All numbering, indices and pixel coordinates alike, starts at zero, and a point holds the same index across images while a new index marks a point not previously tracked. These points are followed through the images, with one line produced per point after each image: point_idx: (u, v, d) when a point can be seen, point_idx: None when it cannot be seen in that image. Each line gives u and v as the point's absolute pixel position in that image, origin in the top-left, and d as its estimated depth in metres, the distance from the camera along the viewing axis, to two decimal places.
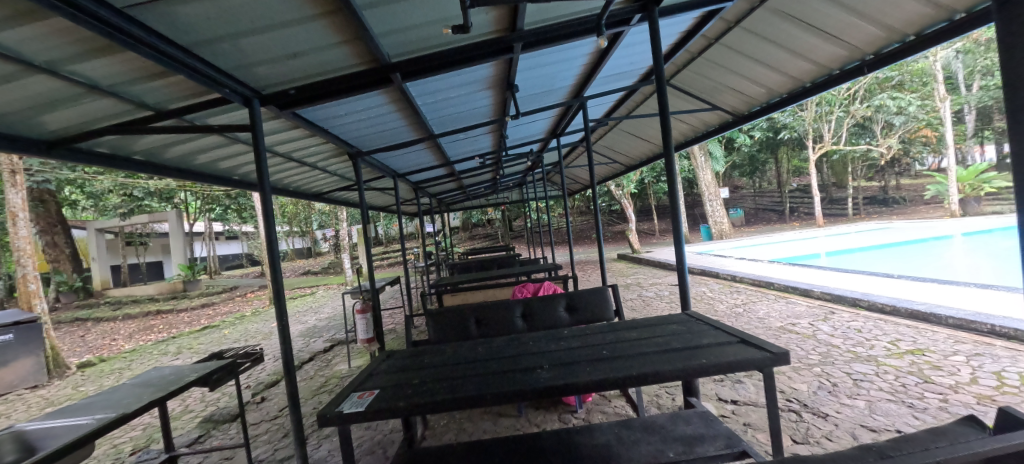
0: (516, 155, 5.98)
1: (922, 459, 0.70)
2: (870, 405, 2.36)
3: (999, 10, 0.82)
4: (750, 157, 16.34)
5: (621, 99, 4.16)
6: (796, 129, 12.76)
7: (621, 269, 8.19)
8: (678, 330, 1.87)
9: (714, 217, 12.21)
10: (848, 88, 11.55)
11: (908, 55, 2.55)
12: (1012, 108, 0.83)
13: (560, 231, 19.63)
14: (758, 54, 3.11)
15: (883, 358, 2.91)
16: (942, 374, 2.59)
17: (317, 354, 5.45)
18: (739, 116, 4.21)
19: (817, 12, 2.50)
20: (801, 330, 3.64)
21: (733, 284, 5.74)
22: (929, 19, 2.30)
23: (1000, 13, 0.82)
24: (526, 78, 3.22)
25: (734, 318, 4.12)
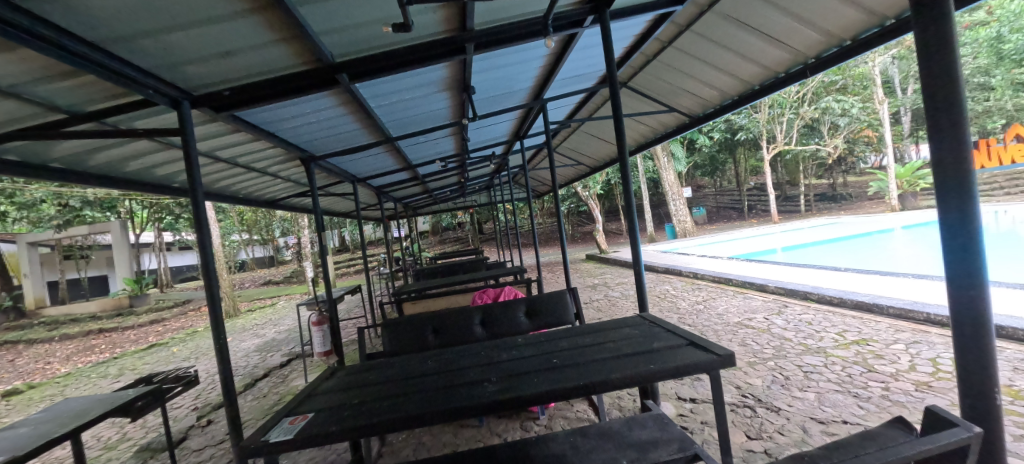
0: (480, 158, 5.88)
1: None
2: (820, 397, 2.43)
3: (917, 17, 0.94)
4: (710, 158, 16.88)
5: (581, 101, 4.16)
6: (751, 130, 13.27)
7: (588, 270, 8.26)
8: (632, 334, 1.85)
9: (677, 216, 12.49)
10: (798, 90, 12.12)
11: (846, 58, 2.66)
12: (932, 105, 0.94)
13: (531, 234, 19.62)
14: (711, 58, 3.18)
15: (831, 349, 3.03)
16: (885, 363, 2.72)
17: (272, 370, 5.16)
18: (694, 118, 4.30)
19: (761, 17, 2.58)
20: (757, 325, 3.74)
21: (695, 282, 5.88)
22: (863, 24, 2.41)
23: (917, 20, 0.94)
24: (482, 80, 3.15)
25: (695, 316, 4.19)
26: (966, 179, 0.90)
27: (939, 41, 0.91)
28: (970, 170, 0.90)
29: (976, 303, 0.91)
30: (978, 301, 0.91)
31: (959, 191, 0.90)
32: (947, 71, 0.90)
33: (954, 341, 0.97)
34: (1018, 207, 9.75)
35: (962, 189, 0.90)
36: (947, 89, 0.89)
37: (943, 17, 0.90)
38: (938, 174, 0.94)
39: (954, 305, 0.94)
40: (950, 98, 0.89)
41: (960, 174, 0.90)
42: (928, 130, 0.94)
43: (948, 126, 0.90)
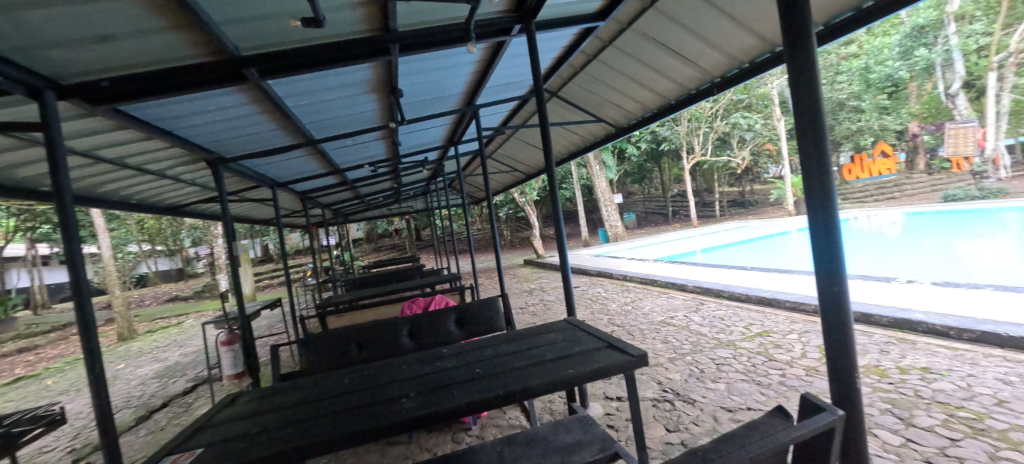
0: (414, 163, 5.72)
1: None
2: (729, 387, 2.65)
3: (786, 38, 1.00)
4: (639, 166, 18.04)
5: (514, 109, 4.20)
6: (674, 141, 14.38)
7: (526, 275, 8.38)
8: (555, 339, 1.87)
9: (610, 221, 13.14)
10: (711, 107, 13.39)
11: (745, 79, 2.96)
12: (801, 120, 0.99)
13: (471, 240, 19.49)
14: (632, 72, 3.37)
15: (739, 342, 3.34)
16: (781, 352, 3.05)
17: (173, 398, 4.53)
18: (620, 128, 4.55)
19: (673, 37, 2.78)
20: (677, 323, 4.02)
21: (625, 284, 6.20)
22: (758, 49, 2.70)
23: (787, 41, 1.00)
24: (410, 83, 3.05)
25: (624, 317, 4.41)
26: (826, 186, 0.97)
27: (802, 58, 0.97)
28: (828, 177, 0.98)
29: (836, 297, 0.99)
30: (841, 294, 0.99)
31: (820, 197, 0.98)
32: (808, 86, 0.96)
33: (823, 331, 1.06)
34: (882, 212, 11.59)
35: (823, 195, 0.98)
36: (808, 103, 0.96)
37: (805, 36, 0.96)
38: (805, 181, 1.01)
39: (821, 299, 1.02)
40: (811, 111, 0.96)
41: (822, 180, 0.98)
42: (797, 140, 1.01)
43: (810, 137, 0.97)
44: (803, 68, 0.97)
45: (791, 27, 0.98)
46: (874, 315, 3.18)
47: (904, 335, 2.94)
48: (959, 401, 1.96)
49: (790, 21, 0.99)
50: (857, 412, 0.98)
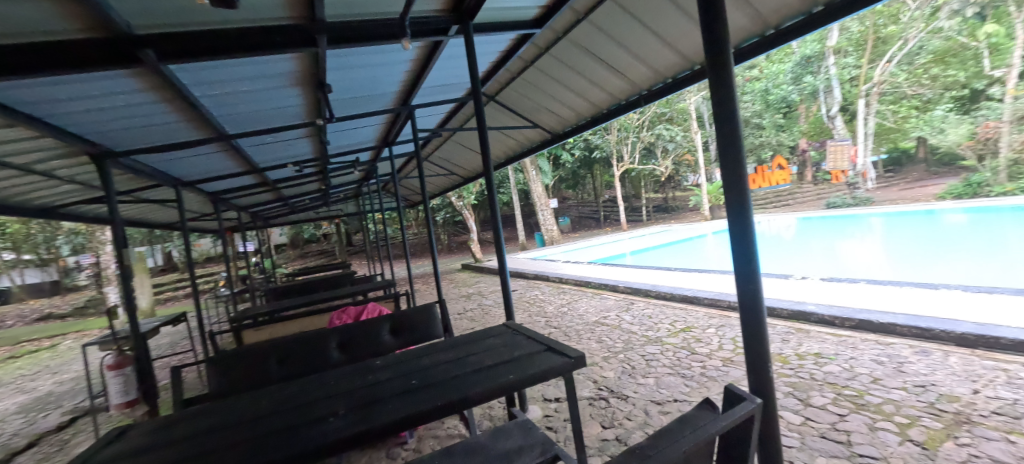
0: (345, 163, 5.38)
1: (667, 454, 0.74)
2: (658, 381, 2.82)
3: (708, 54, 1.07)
4: (573, 172, 18.74)
5: (451, 111, 4.12)
6: (605, 149, 15.13)
7: (464, 280, 8.28)
8: (494, 344, 1.85)
9: (546, 225, 13.44)
10: (638, 118, 14.33)
11: (668, 92, 3.20)
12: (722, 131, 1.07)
13: (408, 244, 18.83)
14: (567, 81, 3.48)
15: (665, 338, 3.58)
16: (702, 345, 3.33)
17: (37, 438, 3.75)
18: (556, 135, 4.67)
19: (606, 49, 2.91)
20: (610, 322, 4.21)
21: (561, 286, 6.38)
22: (679, 66, 2.93)
23: (709, 57, 1.07)
24: (340, 79, 2.85)
25: (560, 318, 4.52)
26: (741, 190, 1.07)
27: (720, 74, 1.06)
28: (744, 182, 1.07)
29: (751, 290, 1.09)
30: (755, 287, 1.10)
31: (737, 202, 1.08)
32: (725, 99, 1.05)
33: (741, 323, 1.15)
34: (778, 217, 13.22)
35: (739, 198, 1.07)
36: (727, 114, 1.05)
37: (723, 54, 1.05)
38: (724, 185, 1.10)
39: (739, 293, 1.11)
40: (729, 121, 1.05)
41: (738, 185, 1.07)
42: (718, 149, 1.09)
43: (728, 146, 1.06)
44: (721, 84, 1.05)
45: (711, 44, 1.06)
46: (778, 308, 3.59)
47: (800, 325, 3.36)
48: (845, 381, 2.25)
49: (710, 40, 1.07)
50: (768, 391, 1.09)
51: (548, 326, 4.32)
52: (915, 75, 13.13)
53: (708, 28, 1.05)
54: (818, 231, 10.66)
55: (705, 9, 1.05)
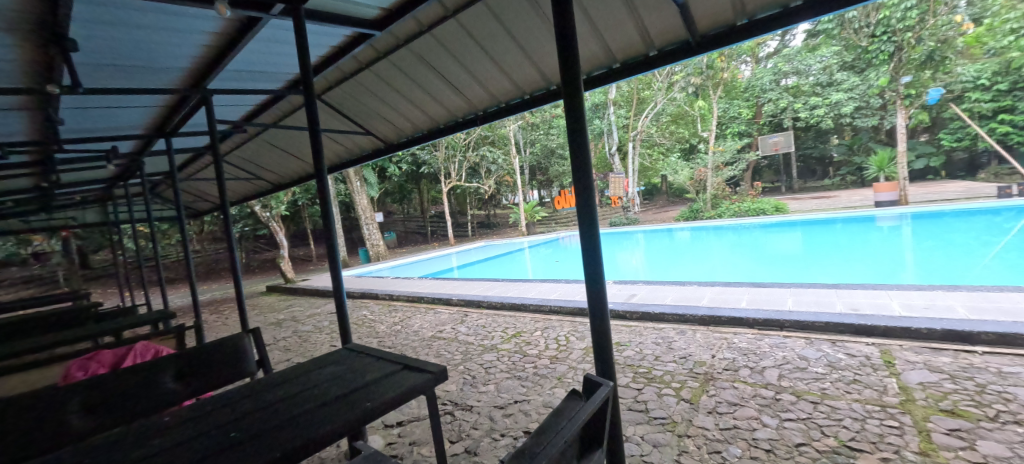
0: (84, 153, 3.69)
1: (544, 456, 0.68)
2: (498, 386, 2.87)
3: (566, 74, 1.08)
4: (399, 186, 17.80)
5: (262, 105, 3.36)
6: (433, 165, 15.02)
7: (269, 305, 6.76)
8: (338, 370, 1.57)
9: (371, 240, 12.08)
10: (464, 138, 14.75)
11: (501, 116, 3.31)
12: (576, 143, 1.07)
13: (179, 265, 14.17)
14: (403, 87, 3.24)
15: (500, 345, 3.63)
16: (532, 347, 3.52)
17: None
18: (389, 146, 4.29)
19: (444, 61, 2.84)
20: (447, 336, 4.02)
21: (392, 304, 5.65)
22: (511, 93, 3.09)
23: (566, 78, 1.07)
24: (97, 36, 1.96)
25: (393, 335, 4.08)
26: (590, 205, 1.08)
27: (573, 96, 1.08)
28: (593, 196, 1.08)
29: (600, 299, 1.06)
30: (602, 292, 1.06)
31: (585, 213, 1.07)
32: (576, 120, 1.07)
33: (590, 326, 1.08)
34: None
35: (588, 212, 1.08)
36: (578, 134, 1.06)
37: (574, 78, 1.07)
38: (576, 200, 1.09)
39: (588, 294, 1.05)
40: (580, 138, 1.06)
41: (587, 200, 1.07)
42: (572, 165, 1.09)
43: (580, 164, 1.08)
44: (575, 105, 1.07)
45: (566, 65, 1.07)
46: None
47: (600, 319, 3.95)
48: (639, 361, 2.30)
49: (565, 60, 1.08)
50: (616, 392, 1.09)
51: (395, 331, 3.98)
52: (661, 128, 15.59)
53: (563, 49, 1.06)
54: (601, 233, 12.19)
55: (560, 30, 1.06)
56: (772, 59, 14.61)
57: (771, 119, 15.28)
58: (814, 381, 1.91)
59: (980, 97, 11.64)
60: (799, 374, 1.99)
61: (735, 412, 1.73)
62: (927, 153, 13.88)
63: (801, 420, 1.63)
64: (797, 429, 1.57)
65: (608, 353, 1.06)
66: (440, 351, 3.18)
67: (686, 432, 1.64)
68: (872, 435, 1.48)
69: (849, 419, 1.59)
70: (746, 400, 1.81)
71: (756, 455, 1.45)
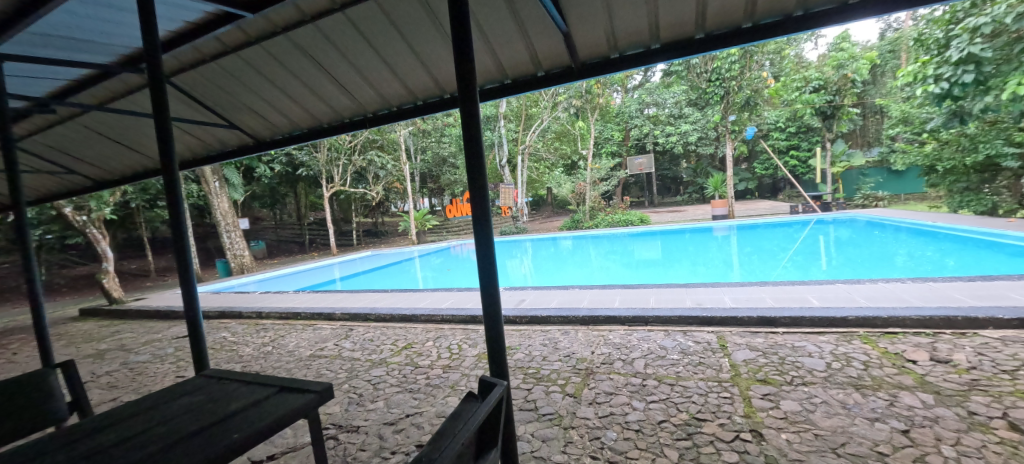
0: None
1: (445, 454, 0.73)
2: (387, 402, 2.31)
3: (463, 85, 1.11)
4: (270, 188, 15.46)
5: (86, 81, 2.67)
6: (312, 168, 13.42)
7: (76, 334, 5.16)
8: (192, 403, 1.29)
9: (231, 250, 9.85)
10: (350, 140, 13.51)
11: (393, 120, 3.05)
12: (472, 157, 1.11)
13: None
14: (277, 80, 2.78)
15: (389, 358, 2.94)
16: (425, 357, 2.91)
17: None
18: (260, 143, 3.66)
19: (327, 57, 2.50)
20: (328, 352, 3.19)
21: (259, 323, 4.49)
22: (403, 98, 2.86)
23: (462, 89, 1.10)
24: None
25: (261, 360, 3.19)
26: (485, 216, 1.13)
27: (470, 108, 1.12)
28: (487, 208, 1.13)
29: (495, 310, 1.12)
30: (497, 302, 1.13)
31: (480, 222, 1.13)
32: (473, 129, 1.10)
33: (484, 333, 1.14)
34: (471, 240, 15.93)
35: (483, 224, 1.13)
36: (475, 146, 1.10)
37: (472, 91, 1.11)
38: (472, 211, 1.13)
39: (483, 301, 1.11)
40: (476, 150, 1.10)
41: (483, 210, 1.12)
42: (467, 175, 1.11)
43: (476, 175, 1.10)
44: (469, 116, 1.10)
45: (463, 79, 1.10)
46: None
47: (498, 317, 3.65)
48: (529, 363, 2.42)
49: (462, 73, 1.11)
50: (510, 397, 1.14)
51: (264, 353, 3.38)
52: (546, 145, 16.77)
53: (461, 62, 1.09)
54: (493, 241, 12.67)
55: (458, 43, 1.09)
56: (637, 91, 16.92)
57: (636, 142, 17.73)
58: (671, 366, 2.17)
59: (778, 136, 15.25)
60: (662, 361, 2.23)
61: (611, 400, 1.90)
62: (745, 178, 17.56)
63: (662, 401, 1.85)
64: (659, 409, 1.78)
65: (501, 359, 1.12)
66: (321, 370, 2.83)
67: (571, 424, 1.76)
68: (712, 407, 1.75)
69: (697, 395, 1.86)
70: (620, 389, 1.99)
71: (629, 437, 1.62)
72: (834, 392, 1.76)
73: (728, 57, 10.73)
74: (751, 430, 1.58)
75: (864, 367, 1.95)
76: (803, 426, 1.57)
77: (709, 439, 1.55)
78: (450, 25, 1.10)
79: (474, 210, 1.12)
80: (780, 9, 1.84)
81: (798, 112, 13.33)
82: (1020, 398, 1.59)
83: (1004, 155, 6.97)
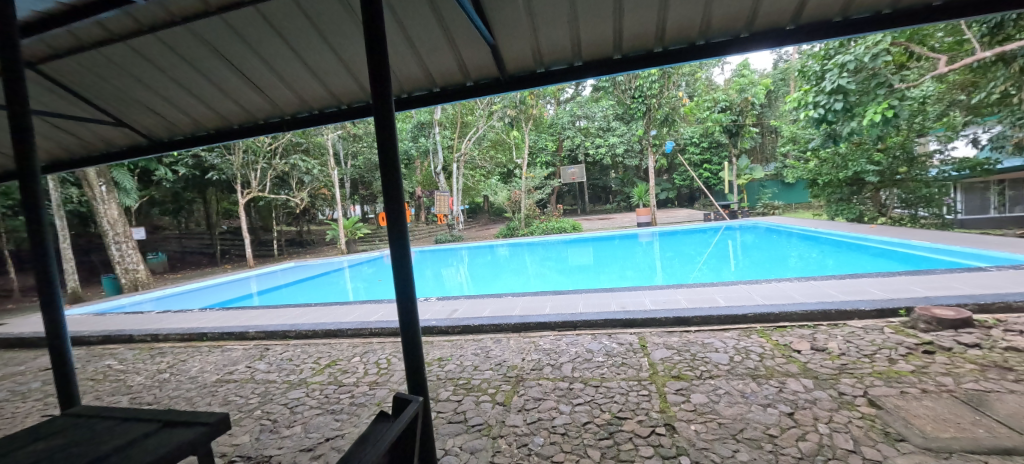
0: None
1: None
2: (306, 426, 2.11)
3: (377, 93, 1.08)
4: (173, 193, 13.64)
5: None
6: (225, 172, 12.02)
7: None
8: (41, 451, 1.05)
9: (122, 264, 8.58)
10: (270, 143, 12.33)
11: (313, 124, 2.87)
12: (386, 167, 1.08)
13: None
14: (176, 75, 2.47)
15: (310, 378, 2.72)
16: (349, 374, 2.73)
17: None
18: (156, 143, 3.21)
19: (237, 54, 2.28)
20: (238, 376, 2.87)
21: (153, 347, 3.91)
22: (325, 101, 2.71)
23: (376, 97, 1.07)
24: None
25: (153, 390, 2.76)
26: (401, 226, 1.11)
27: (385, 117, 1.08)
28: (403, 217, 1.11)
29: (411, 321, 1.08)
30: (413, 312, 1.10)
31: (396, 234, 1.10)
32: (389, 138, 1.07)
33: (401, 349, 1.10)
34: None
35: (399, 233, 1.10)
36: (388, 155, 1.06)
37: (387, 100, 1.08)
38: (386, 221, 1.10)
39: (399, 315, 1.07)
40: (391, 159, 1.07)
41: (398, 220, 1.09)
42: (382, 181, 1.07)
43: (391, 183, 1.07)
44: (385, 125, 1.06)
45: (378, 86, 1.07)
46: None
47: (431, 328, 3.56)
48: (460, 373, 2.38)
49: (377, 82, 1.08)
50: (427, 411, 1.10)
51: (160, 381, 2.94)
52: (482, 153, 16.77)
53: (376, 70, 1.06)
54: (428, 250, 12.42)
55: (371, 52, 1.07)
56: (568, 104, 17.65)
57: (569, 153, 18.45)
58: (596, 368, 2.27)
59: (693, 150, 16.77)
60: (588, 364, 2.32)
61: (539, 406, 1.93)
62: (666, 188, 19.06)
63: (587, 403, 1.92)
64: (584, 411, 1.85)
65: (420, 373, 1.09)
66: (228, 396, 2.53)
67: (499, 432, 1.76)
68: (632, 405, 1.85)
69: (618, 394, 1.96)
70: (548, 394, 2.03)
71: (555, 441, 1.66)
72: (735, 383, 1.95)
73: (649, 77, 11.63)
74: (665, 424, 1.69)
75: (759, 358, 2.19)
76: (709, 416, 1.72)
77: (628, 436, 1.63)
78: (365, 31, 1.07)
79: (388, 221, 1.08)
80: (686, 38, 2.03)
81: (710, 129, 14.75)
82: (876, 378, 1.89)
83: (866, 171, 8.27)
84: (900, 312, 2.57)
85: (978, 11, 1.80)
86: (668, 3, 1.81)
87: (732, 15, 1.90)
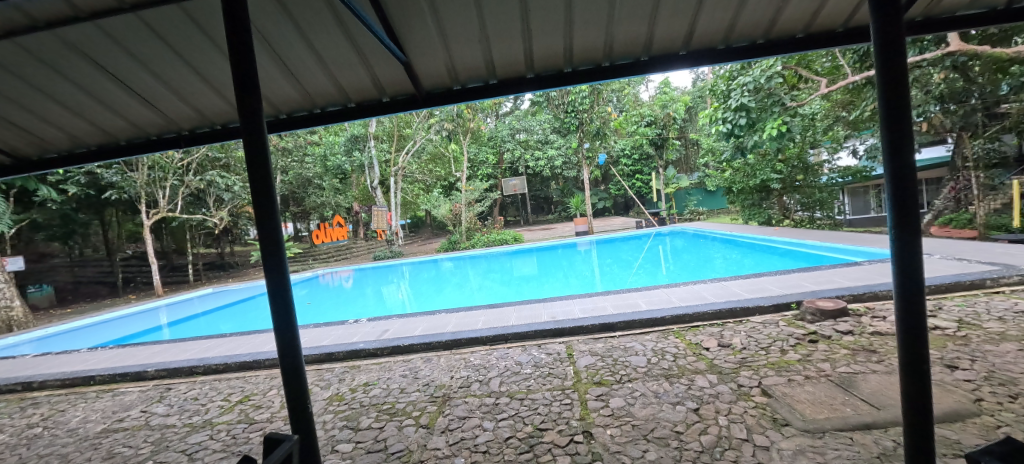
0: None
1: None
2: None
3: (245, 112, 0.99)
4: (60, 216, 11.85)
5: None
6: (126, 190, 10.69)
7: None
8: None
9: None
10: (182, 158, 11.22)
11: (217, 140, 2.67)
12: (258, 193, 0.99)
13: None
14: (47, 87, 2.18)
15: (217, 418, 2.47)
16: (262, 410, 2.50)
17: None
18: (23, 161, 2.80)
19: (122, 67, 2.08)
20: (130, 424, 2.53)
21: (23, 397, 3.33)
22: (229, 115, 2.55)
23: (245, 115, 0.98)
24: None
25: (17, 450, 2.35)
26: (279, 255, 1.02)
27: (257, 139, 0.99)
28: (282, 245, 1.03)
29: (293, 351, 1.02)
30: (294, 341, 1.03)
31: (273, 264, 1.02)
32: (259, 163, 0.98)
33: (284, 385, 1.02)
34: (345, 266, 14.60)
35: (275, 264, 1.02)
36: (261, 181, 0.99)
37: (258, 120, 0.99)
38: (261, 250, 1.01)
39: (279, 350, 1.00)
40: (263, 185, 0.99)
41: (275, 248, 1.02)
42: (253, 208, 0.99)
43: (264, 210, 1.00)
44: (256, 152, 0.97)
45: (247, 110, 0.98)
46: (308, 354, 2.99)
47: None
48: (384, 398, 2.28)
49: (247, 103, 1.00)
50: (313, 451, 1.02)
51: (28, 438, 2.51)
52: (421, 167, 16.46)
53: (245, 91, 0.98)
54: (367, 268, 11.91)
55: (242, 73, 0.99)
56: (507, 117, 17.94)
57: (509, 166, 18.66)
58: (523, 380, 2.29)
59: (625, 162, 17.78)
60: (516, 377, 2.34)
61: (463, 425, 1.90)
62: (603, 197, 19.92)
63: (511, 417, 1.92)
64: (507, 426, 1.84)
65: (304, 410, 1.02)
66: (113, 448, 2.22)
67: (420, 458, 1.69)
68: (554, 416, 1.88)
69: (542, 406, 1.98)
70: (473, 411, 2.01)
71: (475, 460, 1.63)
72: (650, 384, 2.06)
73: (580, 93, 12.22)
74: (583, 431, 1.73)
75: (673, 358, 2.33)
76: (625, 419, 1.79)
77: (548, 447, 1.65)
78: (234, 50, 0.99)
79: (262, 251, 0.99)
80: (592, 59, 2.16)
81: (638, 142, 15.69)
82: (769, 369, 2.08)
83: (771, 179, 9.25)
84: (793, 306, 2.88)
85: (831, 43, 2.11)
86: (573, 26, 1.90)
87: (632, 40, 2.04)
